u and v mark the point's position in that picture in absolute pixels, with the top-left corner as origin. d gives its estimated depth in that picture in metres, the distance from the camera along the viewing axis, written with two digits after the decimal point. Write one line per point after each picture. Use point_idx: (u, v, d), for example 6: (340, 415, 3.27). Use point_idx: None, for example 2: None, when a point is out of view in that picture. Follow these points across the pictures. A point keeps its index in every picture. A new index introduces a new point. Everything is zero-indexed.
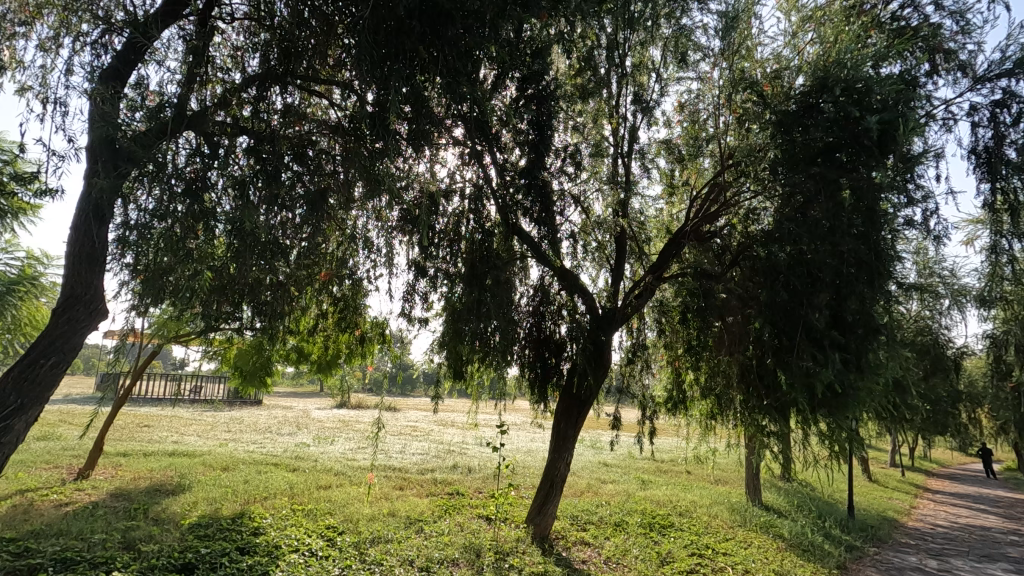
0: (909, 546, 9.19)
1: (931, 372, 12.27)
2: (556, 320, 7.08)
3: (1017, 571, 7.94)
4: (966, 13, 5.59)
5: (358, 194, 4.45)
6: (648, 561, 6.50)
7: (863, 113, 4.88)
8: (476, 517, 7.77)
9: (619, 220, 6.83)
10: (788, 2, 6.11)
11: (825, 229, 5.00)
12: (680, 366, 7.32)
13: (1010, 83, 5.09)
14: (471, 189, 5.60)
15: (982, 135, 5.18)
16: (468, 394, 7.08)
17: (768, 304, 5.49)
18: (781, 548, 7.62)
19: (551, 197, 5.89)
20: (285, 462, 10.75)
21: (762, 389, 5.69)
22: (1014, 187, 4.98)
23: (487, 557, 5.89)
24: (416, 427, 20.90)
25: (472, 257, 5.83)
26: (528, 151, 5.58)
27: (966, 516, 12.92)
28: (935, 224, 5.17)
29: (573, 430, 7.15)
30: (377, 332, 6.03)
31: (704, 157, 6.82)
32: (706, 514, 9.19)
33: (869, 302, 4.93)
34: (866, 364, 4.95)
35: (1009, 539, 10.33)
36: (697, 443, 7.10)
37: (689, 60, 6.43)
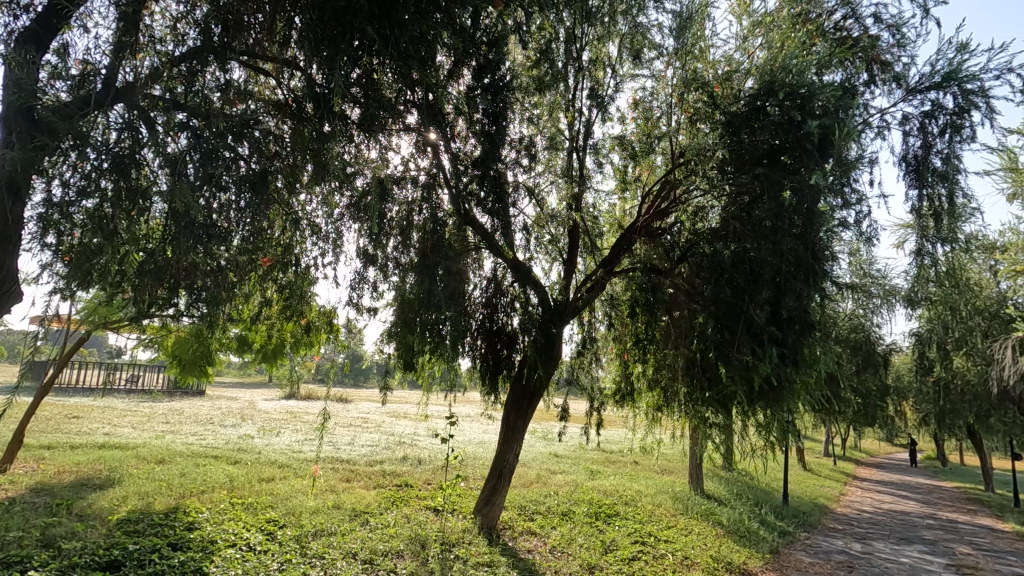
0: (837, 530, 9.73)
1: (862, 367, 13.01)
2: (508, 313, 7.10)
3: (930, 551, 8.55)
4: (901, 27, 5.88)
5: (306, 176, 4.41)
6: (592, 549, 6.63)
7: (805, 117, 5.09)
8: (423, 508, 7.73)
9: (572, 214, 6.89)
10: (740, 6, 6.26)
11: (767, 228, 5.20)
12: (628, 359, 7.42)
13: (939, 95, 5.41)
14: (425, 177, 5.47)
15: (912, 144, 5.49)
16: (419, 385, 7.04)
17: (713, 299, 5.67)
18: (719, 535, 7.92)
19: (506, 189, 5.83)
20: (226, 455, 10.38)
21: (705, 382, 5.87)
22: (937, 194, 5.32)
23: (433, 548, 5.86)
24: (367, 418, 20.61)
25: (424, 246, 5.51)
26: (481, 140, 5.48)
27: (889, 502, 13.79)
28: (866, 227, 5.46)
29: (523, 421, 7.16)
30: (325, 321, 5.84)
31: (657, 155, 6.95)
32: (651, 503, 9.46)
33: (806, 300, 5.13)
34: (802, 358, 5.18)
35: (926, 523, 11.09)
36: (643, 434, 7.27)
37: (644, 58, 6.51)
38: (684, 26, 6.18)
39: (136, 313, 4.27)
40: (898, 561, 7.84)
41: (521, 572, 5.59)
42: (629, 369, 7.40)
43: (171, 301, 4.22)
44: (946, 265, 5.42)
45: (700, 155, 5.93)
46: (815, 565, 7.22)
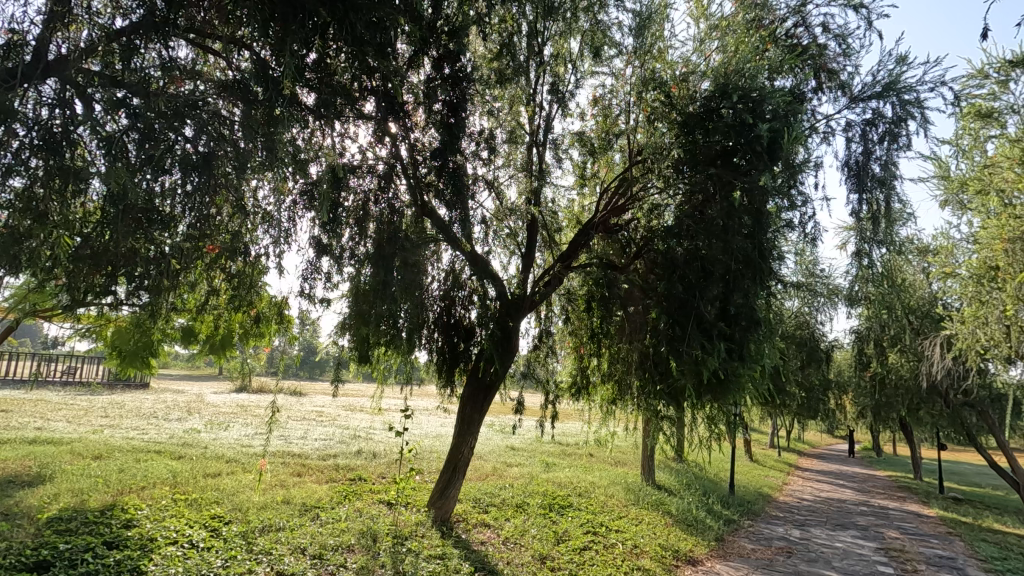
0: (778, 518, 10.18)
1: (806, 363, 13.60)
2: (465, 307, 7.09)
3: (862, 536, 9.06)
4: (847, 37, 6.15)
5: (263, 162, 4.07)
6: (544, 540, 6.73)
7: (756, 120, 5.25)
8: (376, 502, 7.65)
9: (532, 209, 6.85)
10: (698, 9, 6.40)
11: (718, 227, 5.35)
12: (583, 353, 7.52)
13: (879, 105, 5.68)
14: (382, 166, 5.39)
15: (854, 150, 5.75)
16: (373, 378, 6.95)
17: (666, 295, 5.82)
18: (668, 524, 8.16)
19: (465, 182, 5.71)
20: (169, 449, 9.98)
21: (656, 375, 6.00)
22: (876, 200, 5.59)
23: (385, 542, 5.81)
24: (323, 412, 20.24)
25: (379, 239, 5.37)
26: (438, 130, 5.36)
27: (827, 491, 14.52)
28: (810, 228, 5.69)
29: (479, 414, 7.18)
30: (275, 312, 5.63)
31: (615, 152, 7.05)
32: (604, 494, 9.66)
33: (753, 297, 5.32)
34: (747, 353, 5.38)
35: (860, 510, 11.73)
36: (597, 426, 7.41)
37: (604, 56, 6.56)
38: (642, 25, 6.26)
39: (70, 301, 4.04)
40: (833, 546, 8.28)
41: (473, 563, 5.62)
42: (585, 362, 7.51)
43: (110, 288, 4.03)
44: (882, 267, 5.70)
45: (657, 154, 6.01)
46: (756, 552, 7.54)
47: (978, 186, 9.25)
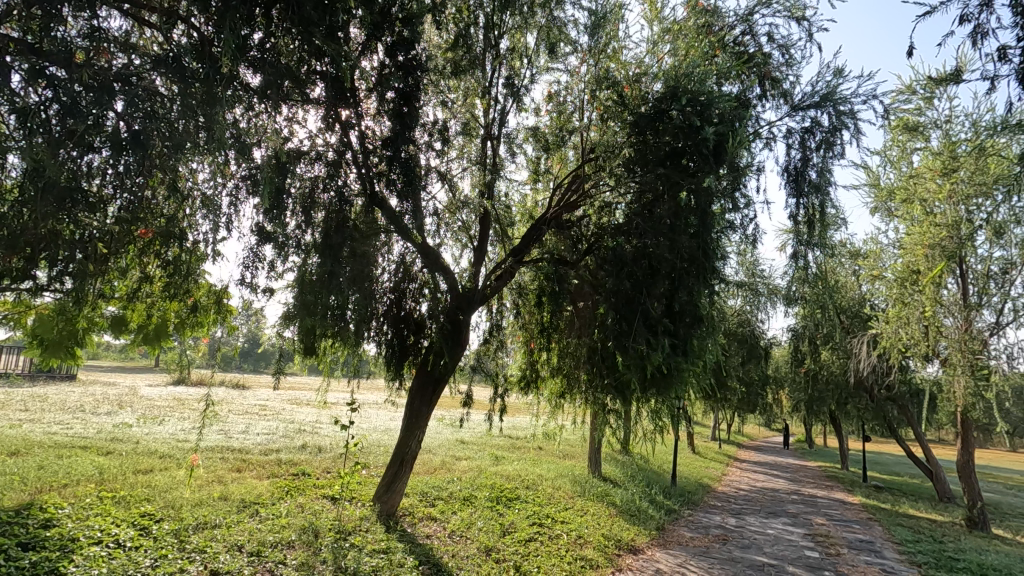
0: (716, 507, 10.61)
1: (747, 359, 14.19)
2: (416, 300, 7.04)
3: (792, 523, 9.57)
4: (790, 48, 6.42)
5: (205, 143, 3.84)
6: (490, 532, 6.77)
7: (703, 123, 5.38)
8: (320, 497, 7.48)
9: (484, 202, 6.81)
10: (651, 12, 6.53)
11: (666, 225, 5.56)
12: (534, 347, 7.58)
13: (817, 114, 5.98)
14: (331, 154, 5.21)
15: (793, 156, 6.03)
16: (319, 370, 6.78)
17: (614, 291, 5.93)
18: (612, 515, 8.36)
19: (417, 172, 5.51)
20: (97, 445, 9.43)
21: (604, 369, 6.14)
22: (812, 204, 5.88)
23: (327, 537, 5.69)
24: (266, 406, 19.62)
25: (327, 230, 5.24)
26: (390, 119, 5.29)
27: (762, 481, 15.26)
28: (751, 230, 5.93)
29: (428, 407, 7.12)
30: (215, 302, 5.41)
31: (568, 149, 7.14)
32: (551, 487, 9.80)
33: (696, 294, 5.54)
34: (690, 348, 5.60)
35: (791, 498, 12.39)
36: (546, 420, 7.49)
37: (559, 52, 6.58)
38: (597, 24, 6.34)
39: None
40: (765, 533, 8.71)
41: (418, 557, 5.57)
42: (534, 356, 7.56)
43: (28, 273, 3.76)
44: (815, 268, 6.02)
45: (608, 152, 6.11)
46: (694, 540, 7.83)
47: (904, 195, 9.87)
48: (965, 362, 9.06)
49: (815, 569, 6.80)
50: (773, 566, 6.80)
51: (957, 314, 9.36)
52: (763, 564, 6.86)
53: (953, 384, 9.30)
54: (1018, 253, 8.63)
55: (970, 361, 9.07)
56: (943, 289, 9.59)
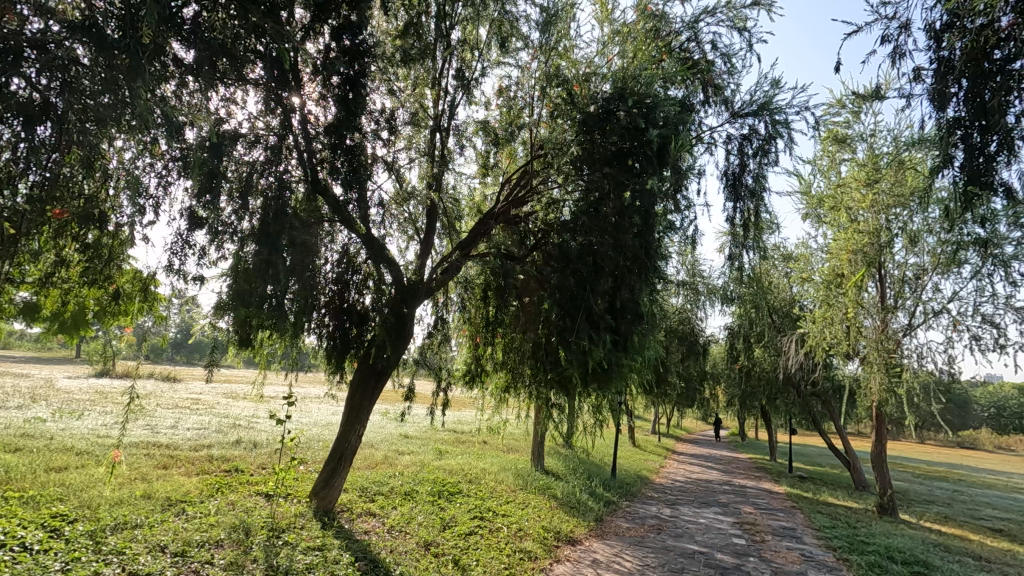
0: (653, 498, 10.97)
1: (686, 355, 14.70)
2: (360, 292, 6.88)
3: (722, 512, 10.04)
4: (732, 57, 6.67)
5: (131, 123, 3.46)
6: (430, 527, 6.72)
7: (648, 125, 5.51)
8: (253, 494, 7.22)
9: (431, 194, 6.77)
10: (602, 13, 6.62)
11: (610, 223, 5.68)
12: (479, 342, 7.59)
13: (754, 122, 6.24)
14: (272, 138, 5.02)
15: (732, 162, 6.27)
16: (255, 363, 6.50)
17: (558, 287, 5.97)
18: (553, 507, 8.50)
19: (362, 160, 5.49)
20: (3, 441, 8.72)
21: (547, 365, 6.21)
22: (748, 208, 6.14)
23: (258, 536, 5.49)
24: (199, 400, 18.73)
25: (264, 213, 4.86)
26: (335, 105, 5.12)
27: (697, 472, 15.91)
28: (691, 231, 6.13)
29: (369, 401, 6.94)
30: (140, 288, 5.03)
31: (518, 144, 7.16)
32: (494, 480, 9.85)
33: (638, 292, 5.70)
34: (630, 345, 5.78)
35: (722, 488, 12.98)
36: (489, 414, 7.53)
37: (511, 47, 6.58)
38: (549, 21, 6.35)
39: None
40: (697, 522, 9.08)
41: (354, 553, 5.47)
42: (479, 351, 7.57)
43: None
44: (750, 270, 6.29)
45: (557, 149, 6.21)
46: (630, 530, 8.08)
47: (832, 203, 10.48)
48: (881, 360, 9.74)
49: (741, 555, 7.15)
50: (703, 554, 7.10)
51: (875, 315, 10.04)
52: (694, 551, 7.15)
53: (870, 380, 9.99)
54: (929, 259, 9.34)
55: (885, 360, 9.75)
56: (864, 292, 10.26)
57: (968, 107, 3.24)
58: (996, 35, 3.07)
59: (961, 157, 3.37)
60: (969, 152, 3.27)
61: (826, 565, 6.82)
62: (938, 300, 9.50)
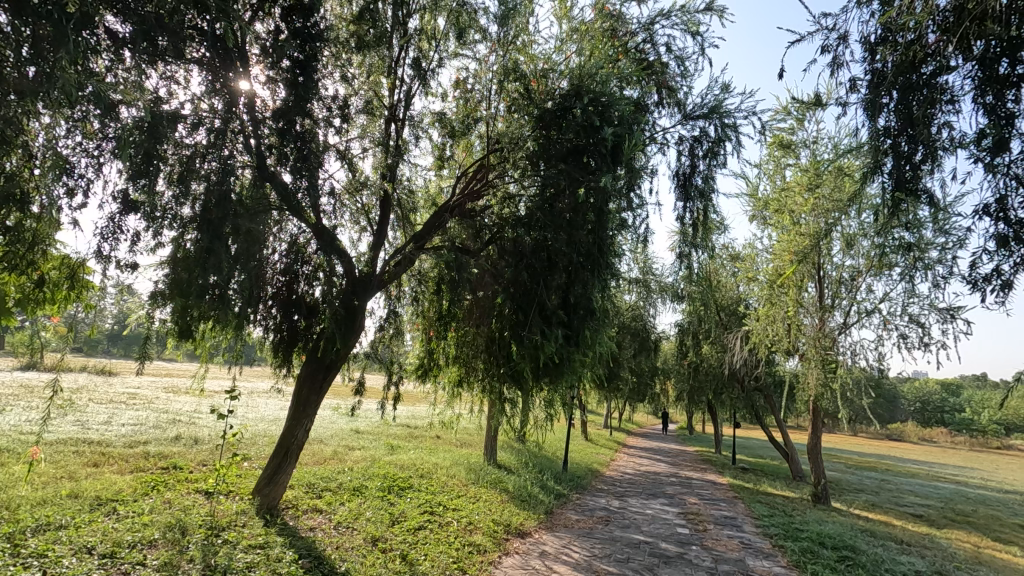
0: (603, 490, 11.19)
1: (638, 351, 15.03)
2: (309, 283, 6.70)
3: (668, 503, 10.34)
4: (685, 60, 6.83)
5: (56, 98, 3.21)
6: (378, 523, 6.63)
7: (603, 124, 5.58)
8: (192, 492, 6.93)
9: (385, 184, 6.64)
10: (561, 10, 6.64)
11: (565, 220, 5.71)
12: (432, 336, 7.53)
13: (705, 125, 6.41)
14: (217, 121, 4.68)
15: (683, 163, 6.43)
16: (196, 356, 6.24)
17: (512, 281, 6.01)
18: (504, 501, 8.53)
19: (313, 147, 5.22)
20: None
21: (501, 359, 6.24)
22: (697, 209, 6.30)
23: (196, 535, 5.28)
24: (137, 395, 17.82)
25: (206, 200, 4.56)
26: (285, 88, 4.88)
27: (646, 465, 16.33)
28: (643, 230, 6.24)
29: (318, 395, 6.73)
30: (67, 276, 4.59)
31: (474, 138, 7.11)
32: (445, 475, 9.81)
33: (591, 288, 5.77)
34: (582, 340, 5.86)
35: (669, 480, 13.38)
36: (442, 408, 7.48)
37: (469, 39, 6.52)
38: (507, 15, 6.30)
39: None
40: (644, 513, 9.31)
41: (298, 550, 5.33)
42: (432, 345, 7.51)
43: None
44: (699, 269, 6.47)
45: (512, 144, 6.12)
46: (579, 522, 8.21)
47: (777, 206, 10.91)
48: (818, 357, 10.24)
49: (684, 544, 7.39)
50: (648, 544, 7.28)
51: (814, 315, 10.55)
52: (640, 541, 7.34)
53: (808, 376, 10.50)
54: (863, 262, 9.84)
55: (822, 356, 10.26)
56: (804, 292, 10.76)
57: (897, 117, 3.41)
58: (923, 50, 3.24)
59: (890, 164, 3.56)
60: (897, 160, 3.45)
61: (762, 552, 7.12)
62: (871, 300, 10.05)
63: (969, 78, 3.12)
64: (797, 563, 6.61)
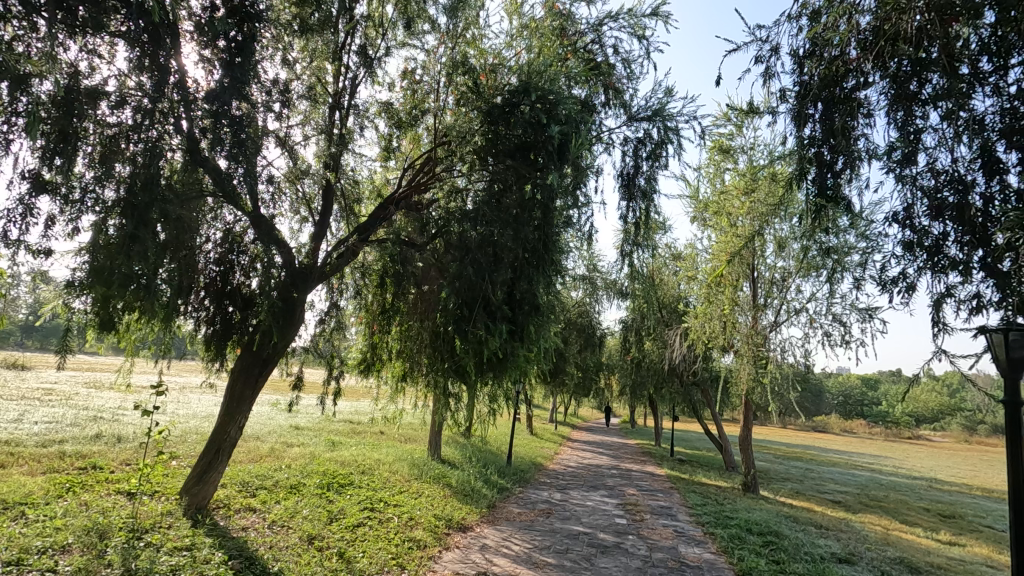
0: (545, 483, 11.35)
1: (583, 346, 15.31)
2: (246, 274, 6.39)
3: (608, 494, 10.62)
4: (631, 63, 6.98)
5: None
6: (315, 521, 6.47)
7: (551, 121, 5.61)
8: (112, 494, 6.53)
9: (328, 174, 6.46)
10: (512, 5, 6.64)
11: (512, 216, 5.78)
12: (376, 330, 7.40)
13: (648, 127, 6.59)
14: (144, 99, 4.39)
15: (627, 164, 6.59)
16: (119, 349, 5.89)
17: (456, 275, 5.77)
18: (446, 495, 8.52)
19: (251, 132, 4.81)
20: None
21: (445, 354, 6.19)
22: (639, 208, 6.49)
23: (115, 538, 4.98)
24: (53, 391, 16.58)
25: (131, 183, 4.23)
26: (220, 69, 4.62)
27: (588, 458, 16.68)
28: (587, 228, 6.34)
29: (252, 391, 6.41)
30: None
31: (422, 129, 7.01)
32: (388, 471, 9.68)
33: (536, 283, 5.84)
34: (526, 335, 5.92)
35: (610, 472, 13.73)
36: (385, 404, 7.35)
37: (417, 30, 6.42)
38: (456, 7, 6.22)
39: None
40: (584, 504, 9.53)
41: (227, 551, 5.13)
42: (376, 339, 7.38)
43: None
44: (640, 267, 6.64)
45: (460, 138, 6.12)
46: (521, 515, 8.30)
47: (715, 208, 11.35)
48: (751, 353, 10.77)
49: (621, 533, 7.62)
50: (587, 534, 7.46)
51: (748, 313, 11.06)
52: (579, 532, 7.50)
53: (741, 371, 11.03)
54: (793, 264, 10.40)
55: (754, 353, 10.77)
56: (740, 292, 11.26)
57: (821, 127, 3.63)
58: (845, 66, 3.46)
59: (813, 172, 3.78)
60: (821, 169, 3.66)
61: (694, 540, 7.44)
62: (799, 300, 10.64)
63: (884, 93, 3.34)
64: (726, 549, 6.94)
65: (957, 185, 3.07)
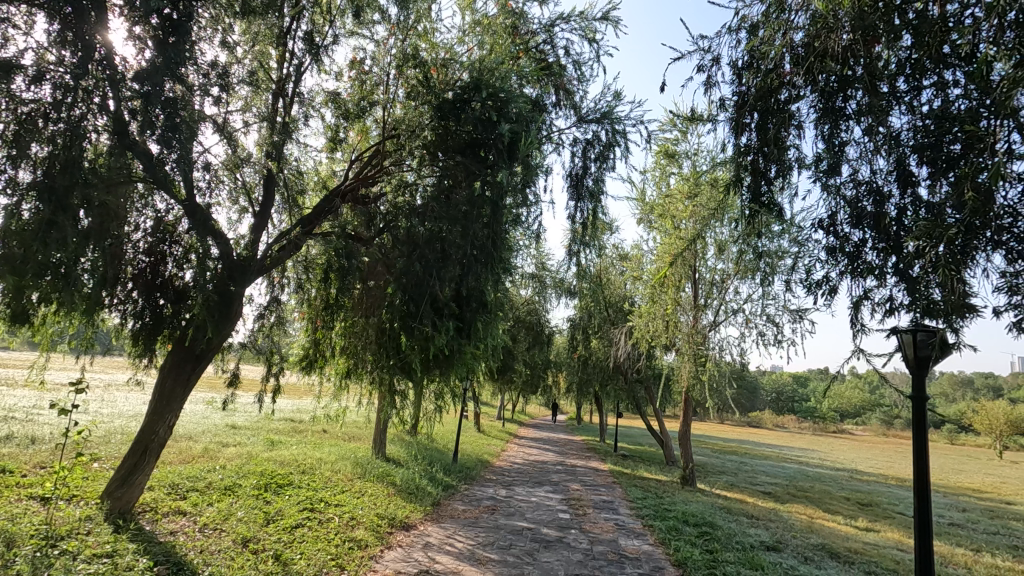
0: (491, 480, 11.38)
1: (532, 344, 15.43)
2: (179, 266, 6.07)
3: (553, 490, 10.76)
4: (581, 65, 7.08)
5: None
6: (251, 523, 6.23)
7: (501, 119, 5.60)
8: (23, 499, 6.06)
9: (270, 163, 6.12)
10: (465, 1, 6.61)
11: (461, 212, 5.69)
12: (318, 326, 7.19)
13: (597, 129, 6.70)
14: (65, 75, 4.08)
15: (577, 165, 6.68)
16: (34, 344, 5.48)
17: (404, 272, 5.72)
18: (390, 494, 8.40)
19: (187, 115, 4.53)
20: None
21: (390, 351, 6.09)
22: (587, 209, 6.59)
23: (25, 547, 4.63)
24: None
25: (49, 166, 3.97)
26: (152, 48, 4.36)
27: (534, 455, 16.84)
28: (536, 226, 6.39)
29: (183, 388, 6.09)
30: None
31: (370, 122, 6.87)
32: (330, 470, 9.44)
33: (483, 280, 5.82)
34: (473, 332, 5.91)
35: (555, 468, 13.93)
36: (328, 401, 7.15)
37: (367, 19, 6.28)
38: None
39: None
40: (529, 500, 9.63)
41: (153, 557, 4.87)
42: (318, 335, 7.18)
43: None
44: (587, 266, 6.75)
45: (410, 132, 6.03)
46: (466, 512, 8.29)
47: (661, 210, 11.70)
48: (691, 351, 11.17)
49: (564, 528, 7.74)
50: (531, 529, 7.54)
51: (689, 312, 11.48)
52: (523, 528, 7.57)
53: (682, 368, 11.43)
54: (731, 266, 10.86)
55: (694, 351, 11.18)
56: (682, 292, 11.65)
57: (756, 135, 3.80)
58: (779, 79, 3.63)
59: (747, 178, 3.96)
60: (755, 176, 3.84)
61: (634, 532, 7.66)
62: (737, 300, 11.11)
63: (813, 107, 3.52)
64: (663, 540, 7.18)
65: (875, 195, 3.30)
